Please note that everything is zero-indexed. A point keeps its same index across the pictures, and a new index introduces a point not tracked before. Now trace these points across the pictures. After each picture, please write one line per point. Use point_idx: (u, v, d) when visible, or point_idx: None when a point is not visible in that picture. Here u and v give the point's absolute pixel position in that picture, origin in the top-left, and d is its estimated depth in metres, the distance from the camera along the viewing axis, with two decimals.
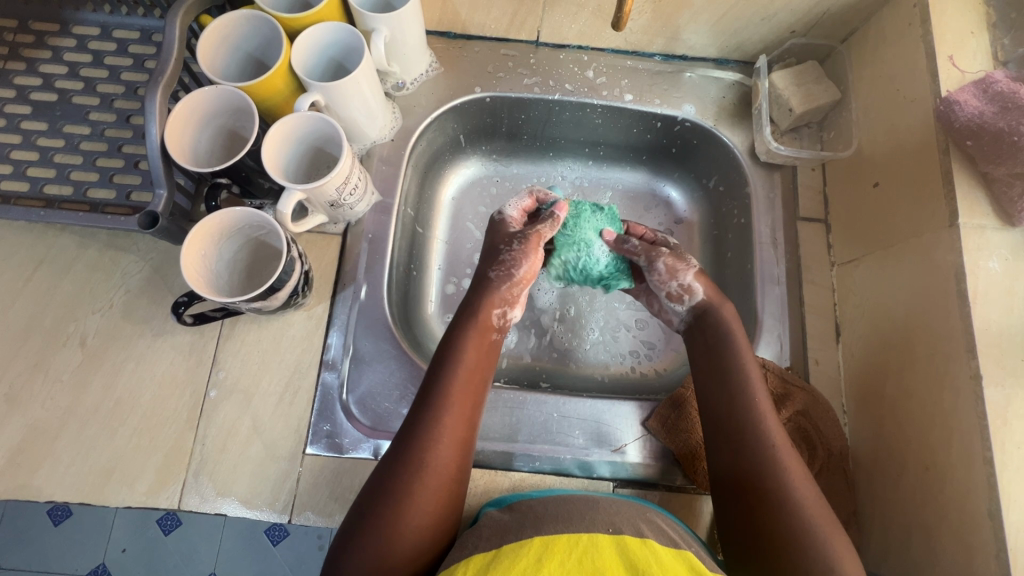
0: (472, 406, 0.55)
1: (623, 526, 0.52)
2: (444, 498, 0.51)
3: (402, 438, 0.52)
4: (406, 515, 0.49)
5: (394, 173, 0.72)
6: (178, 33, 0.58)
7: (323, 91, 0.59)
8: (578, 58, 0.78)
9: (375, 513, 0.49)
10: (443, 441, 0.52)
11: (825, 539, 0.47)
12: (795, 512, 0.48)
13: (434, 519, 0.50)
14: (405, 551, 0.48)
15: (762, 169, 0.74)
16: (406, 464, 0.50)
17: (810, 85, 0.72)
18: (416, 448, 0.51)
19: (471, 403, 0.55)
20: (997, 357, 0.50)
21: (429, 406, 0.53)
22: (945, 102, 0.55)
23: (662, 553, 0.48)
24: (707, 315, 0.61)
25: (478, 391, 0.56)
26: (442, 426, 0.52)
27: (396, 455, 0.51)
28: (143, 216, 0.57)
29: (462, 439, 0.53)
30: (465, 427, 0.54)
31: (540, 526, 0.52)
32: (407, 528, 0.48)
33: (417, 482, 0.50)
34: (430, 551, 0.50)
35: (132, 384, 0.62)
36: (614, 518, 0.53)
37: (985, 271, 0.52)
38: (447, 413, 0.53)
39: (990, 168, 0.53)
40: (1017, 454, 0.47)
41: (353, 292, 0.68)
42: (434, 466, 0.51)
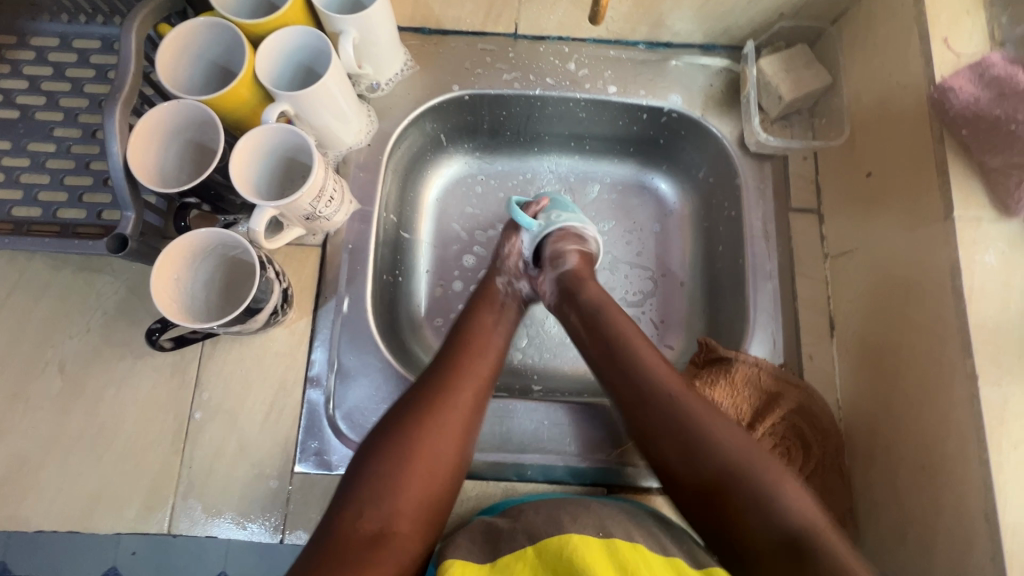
0: (492, 360, 0.61)
1: (613, 529, 0.52)
2: (462, 431, 0.55)
3: (426, 377, 0.58)
4: (426, 437, 0.53)
5: (372, 180, 0.70)
6: (135, 45, 0.55)
7: (291, 101, 0.57)
8: (559, 50, 0.75)
9: (389, 451, 0.52)
10: (464, 381, 0.58)
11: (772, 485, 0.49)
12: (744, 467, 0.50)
13: (451, 450, 0.54)
14: (422, 472, 0.52)
15: (752, 160, 0.72)
16: (430, 394, 0.56)
17: (799, 70, 0.70)
18: (440, 383, 0.57)
19: (492, 354, 0.62)
20: (994, 355, 0.48)
21: (452, 354, 0.60)
22: (939, 88, 0.53)
23: (652, 559, 0.49)
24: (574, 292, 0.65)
25: (498, 347, 0.63)
26: (464, 368, 0.59)
27: (419, 388, 0.57)
28: (111, 239, 0.55)
29: (482, 382, 0.59)
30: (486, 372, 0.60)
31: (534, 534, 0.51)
32: (425, 449, 0.52)
33: (438, 410, 0.55)
34: (443, 481, 0.53)
35: (114, 409, 0.61)
36: (605, 519, 0.54)
37: (982, 266, 0.50)
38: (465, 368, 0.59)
39: (986, 158, 0.51)
40: (1014, 454, 0.46)
41: (336, 305, 0.66)
42: (456, 401, 0.56)
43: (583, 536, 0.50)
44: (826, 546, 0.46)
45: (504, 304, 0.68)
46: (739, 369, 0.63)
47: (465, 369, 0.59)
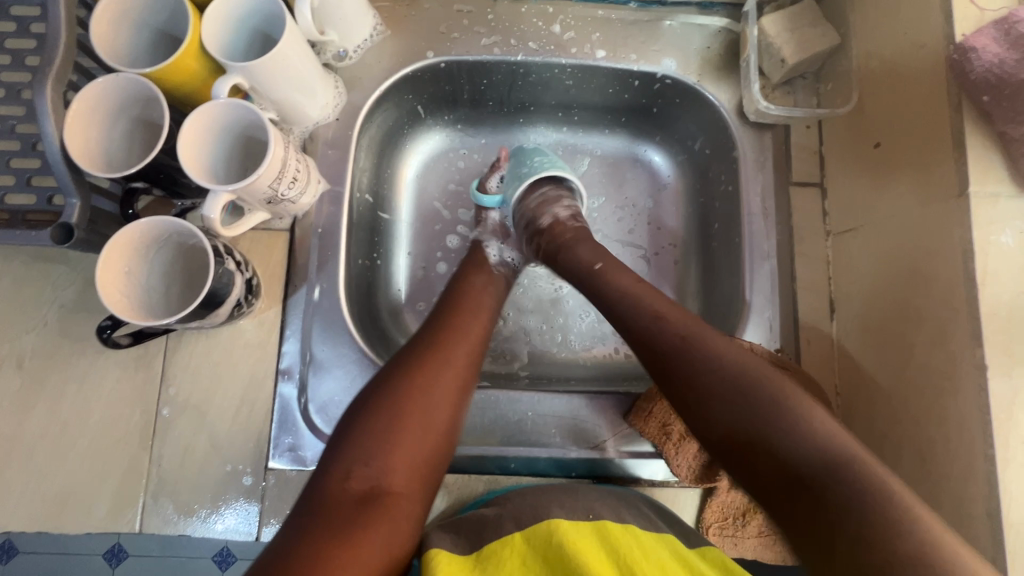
0: (482, 324, 0.58)
1: (604, 513, 0.51)
2: (452, 396, 0.51)
3: (415, 340, 0.55)
4: (414, 397, 0.50)
5: (342, 157, 0.65)
6: (64, 14, 0.50)
7: (244, 73, 0.52)
8: (542, 11, 0.69)
9: (376, 411, 0.49)
10: (453, 345, 0.54)
11: (797, 413, 0.44)
12: (749, 391, 0.46)
13: (440, 415, 0.50)
14: (411, 435, 0.48)
15: (752, 130, 0.67)
16: (418, 358, 0.52)
17: (804, 29, 0.64)
18: (429, 344, 0.54)
19: (483, 318, 0.58)
20: (1005, 344, 0.45)
21: (441, 317, 0.57)
22: (959, 49, 0.48)
23: (643, 536, 0.49)
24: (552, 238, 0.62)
25: (486, 312, 0.59)
26: (454, 330, 0.55)
27: (408, 351, 0.53)
28: (56, 229, 0.51)
29: (473, 345, 0.55)
30: (477, 335, 0.57)
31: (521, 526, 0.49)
32: (413, 413, 0.49)
33: (426, 371, 0.51)
34: (433, 447, 0.49)
35: (78, 406, 0.59)
36: (594, 503, 0.52)
37: (997, 247, 0.46)
38: (456, 333, 0.55)
39: (1008, 128, 0.46)
40: (1022, 449, 0.43)
41: (307, 293, 0.63)
42: (447, 363, 0.53)
43: (577, 524, 0.49)
44: (847, 480, 0.40)
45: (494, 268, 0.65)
46: None
47: (455, 331, 0.55)
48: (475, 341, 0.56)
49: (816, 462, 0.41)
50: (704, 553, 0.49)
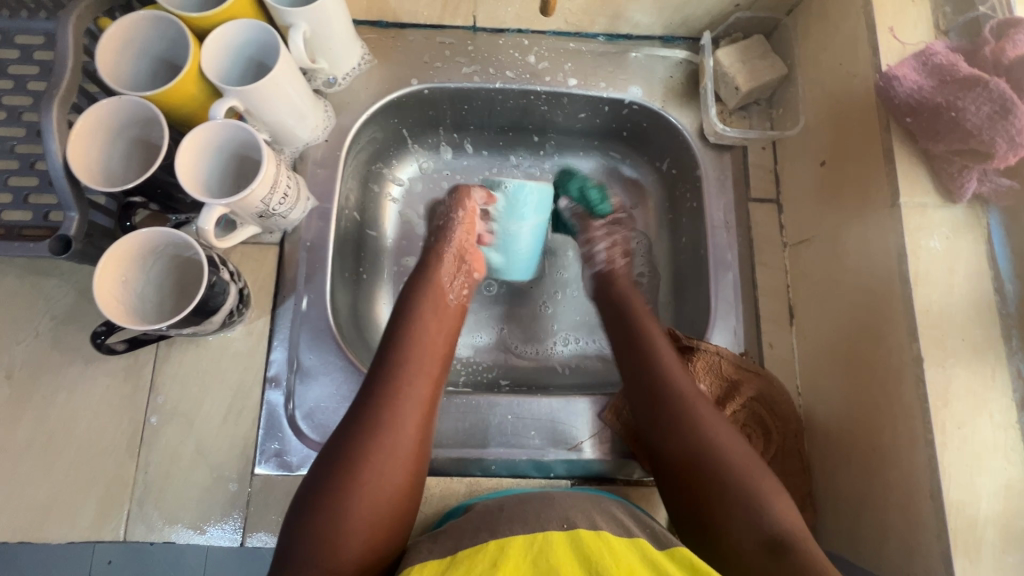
0: (432, 377, 0.55)
1: (577, 520, 0.48)
2: (400, 467, 0.49)
3: (357, 407, 0.51)
4: (359, 480, 0.47)
5: (331, 176, 0.69)
6: (72, 40, 0.54)
7: (240, 96, 0.56)
8: (518, 43, 0.75)
9: (350, 445, 0.48)
10: (400, 408, 0.51)
11: (766, 496, 0.49)
12: (725, 479, 0.50)
13: (390, 489, 0.48)
14: (360, 515, 0.46)
15: (712, 151, 0.73)
16: (361, 430, 0.49)
17: (755, 61, 0.70)
18: (373, 412, 0.50)
19: (430, 372, 0.55)
20: (939, 338, 0.49)
21: (385, 373, 0.53)
22: (885, 77, 0.54)
23: (615, 544, 0.45)
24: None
25: (434, 361, 0.56)
26: (401, 390, 0.52)
27: (349, 423, 0.50)
28: (53, 241, 0.53)
29: (420, 406, 0.52)
30: (424, 391, 0.53)
31: (495, 529, 0.48)
32: (358, 494, 0.46)
33: (373, 443, 0.49)
34: (386, 522, 0.47)
35: (66, 416, 0.60)
36: (569, 514, 0.49)
37: (928, 251, 0.51)
38: (416, 355, 0.55)
39: (930, 145, 0.52)
40: (958, 433, 0.47)
41: (295, 303, 0.65)
42: (390, 432, 0.49)
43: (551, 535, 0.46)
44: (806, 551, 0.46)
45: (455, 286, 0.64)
46: (701, 357, 0.64)
47: (401, 392, 0.52)
48: (421, 395, 0.53)
49: (777, 536, 0.47)
50: (673, 555, 0.45)
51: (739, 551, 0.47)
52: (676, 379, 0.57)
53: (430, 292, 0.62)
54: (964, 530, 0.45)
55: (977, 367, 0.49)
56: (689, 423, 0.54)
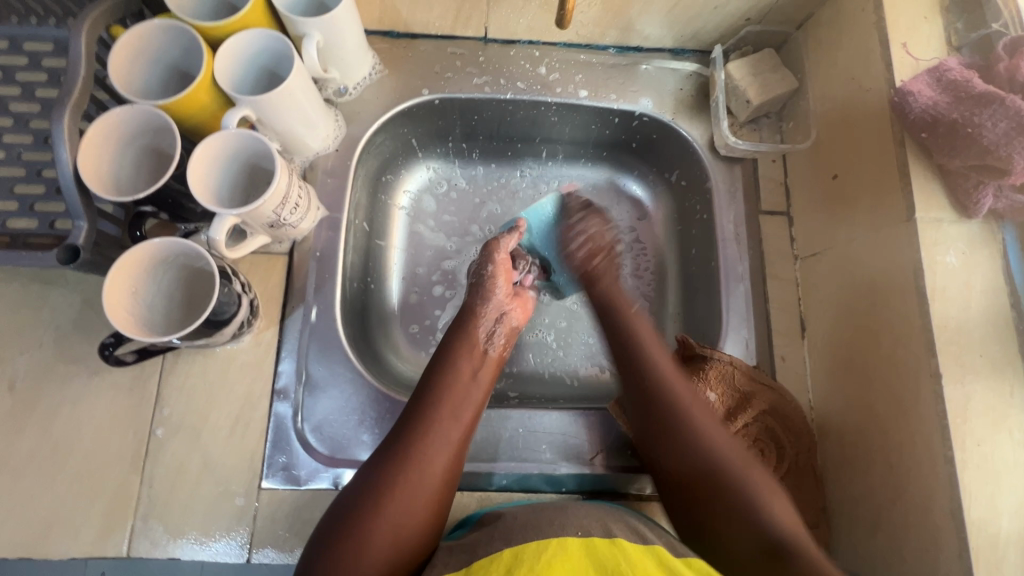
0: (467, 418, 0.55)
1: (592, 528, 0.48)
2: (427, 503, 0.49)
3: (390, 439, 0.52)
4: (385, 512, 0.47)
5: (341, 185, 0.69)
6: (85, 48, 0.53)
7: (253, 106, 0.55)
8: (529, 54, 0.75)
9: (384, 471, 0.49)
10: (432, 444, 0.51)
11: (761, 493, 0.51)
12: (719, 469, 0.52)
13: (416, 516, 0.48)
14: (381, 547, 0.46)
15: (723, 164, 0.73)
16: (393, 463, 0.50)
17: (765, 74, 0.71)
18: (406, 444, 0.51)
19: (467, 412, 0.55)
20: (957, 354, 0.49)
21: (421, 408, 0.54)
22: (899, 92, 0.54)
23: (630, 550, 0.45)
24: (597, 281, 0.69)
25: (470, 401, 0.56)
26: (433, 426, 0.52)
27: (380, 454, 0.51)
28: (61, 250, 0.52)
29: (452, 446, 0.52)
30: (457, 432, 0.53)
31: (510, 536, 0.47)
32: (384, 527, 0.46)
33: (403, 479, 0.49)
34: (404, 555, 0.47)
35: (69, 428, 0.59)
36: (583, 522, 0.48)
37: (944, 267, 0.51)
38: (454, 390, 0.56)
39: (946, 160, 0.52)
40: (977, 450, 0.47)
41: (303, 314, 0.64)
42: (421, 467, 0.50)
43: (561, 541, 0.45)
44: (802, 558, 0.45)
45: (500, 320, 0.64)
46: (714, 366, 0.63)
47: (434, 429, 0.52)
48: (454, 435, 0.53)
49: (775, 542, 0.47)
50: (689, 562, 0.45)
51: (732, 549, 0.50)
52: (655, 371, 0.59)
53: (470, 325, 0.63)
54: (985, 549, 0.45)
55: (996, 383, 0.48)
56: (681, 417, 0.56)
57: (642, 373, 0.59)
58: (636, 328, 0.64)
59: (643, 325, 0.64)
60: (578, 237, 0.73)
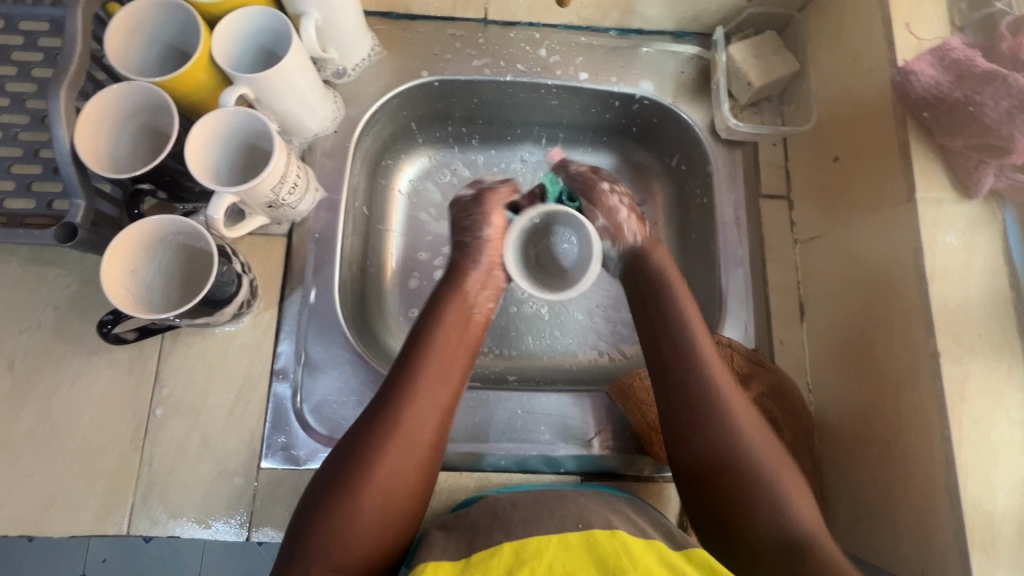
0: (453, 380, 0.54)
1: (593, 522, 0.47)
2: (413, 467, 0.49)
3: (373, 406, 0.51)
4: (371, 479, 0.47)
5: (340, 167, 0.68)
6: (81, 24, 0.53)
7: (251, 84, 0.55)
8: (529, 36, 0.74)
9: (369, 437, 0.49)
10: (414, 408, 0.51)
11: (788, 501, 0.48)
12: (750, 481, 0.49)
13: (404, 482, 0.48)
14: (370, 518, 0.46)
15: (723, 147, 0.72)
16: (378, 430, 0.49)
17: (767, 57, 0.70)
18: (389, 411, 0.50)
19: (450, 375, 0.54)
20: (955, 334, 0.49)
21: (403, 373, 0.52)
22: (901, 72, 0.54)
23: (633, 545, 0.44)
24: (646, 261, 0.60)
25: (451, 362, 0.54)
26: (416, 391, 0.51)
27: (364, 422, 0.50)
28: (59, 229, 0.52)
29: (434, 407, 0.51)
30: (442, 395, 0.52)
31: (509, 529, 0.47)
32: (371, 493, 0.47)
33: (387, 445, 0.49)
34: (394, 519, 0.48)
35: (68, 407, 0.59)
36: (584, 514, 0.48)
37: (943, 247, 0.51)
38: (438, 354, 0.54)
39: (947, 141, 0.52)
40: (974, 429, 0.47)
41: (302, 295, 0.64)
42: (405, 433, 0.49)
43: (562, 539, 0.44)
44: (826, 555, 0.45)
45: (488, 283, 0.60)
46: None
47: (417, 394, 0.51)
48: (437, 397, 0.52)
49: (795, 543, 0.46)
50: (690, 555, 0.44)
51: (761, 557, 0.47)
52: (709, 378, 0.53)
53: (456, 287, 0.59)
54: (981, 527, 0.45)
55: (994, 363, 0.48)
56: (718, 426, 0.51)
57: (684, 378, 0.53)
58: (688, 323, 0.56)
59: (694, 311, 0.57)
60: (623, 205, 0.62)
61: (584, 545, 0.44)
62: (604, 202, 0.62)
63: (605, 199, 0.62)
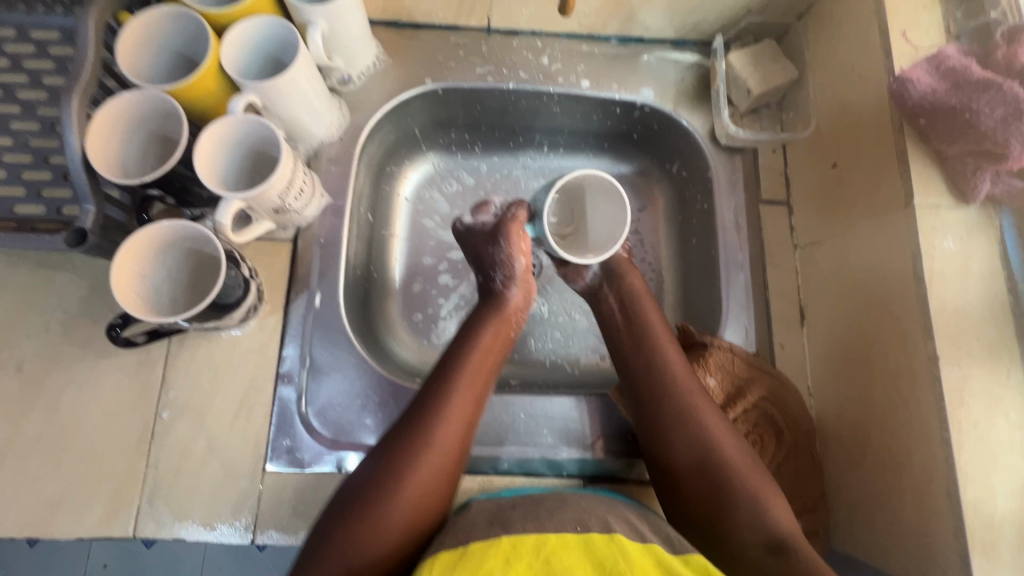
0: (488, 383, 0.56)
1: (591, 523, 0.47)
2: (455, 460, 0.51)
3: (420, 400, 0.54)
4: (417, 466, 0.49)
5: (345, 173, 0.69)
6: (93, 34, 0.54)
7: (258, 91, 0.56)
8: (532, 44, 0.75)
9: (409, 426, 0.52)
10: (460, 402, 0.53)
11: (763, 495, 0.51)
12: (715, 453, 0.53)
13: (438, 472, 0.50)
14: (406, 504, 0.48)
15: (723, 153, 0.73)
16: (417, 419, 0.52)
17: (766, 64, 0.71)
18: (436, 403, 0.53)
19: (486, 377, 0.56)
20: (954, 338, 0.50)
21: (449, 370, 0.56)
22: (898, 79, 0.54)
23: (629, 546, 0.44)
24: (621, 276, 0.67)
25: (494, 365, 0.58)
26: (461, 388, 0.54)
27: (411, 414, 0.53)
28: (69, 233, 0.53)
29: (477, 406, 0.55)
30: (477, 394, 0.55)
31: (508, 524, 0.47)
32: (408, 479, 0.48)
33: (425, 434, 0.51)
34: (432, 509, 0.49)
35: (75, 411, 0.59)
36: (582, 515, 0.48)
37: (942, 251, 0.52)
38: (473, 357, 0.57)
39: (943, 146, 0.53)
40: (973, 432, 0.48)
41: (307, 300, 0.65)
42: (449, 424, 0.52)
43: (560, 537, 0.44)
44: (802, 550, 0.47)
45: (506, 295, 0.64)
46: (713, 354, 0.64)
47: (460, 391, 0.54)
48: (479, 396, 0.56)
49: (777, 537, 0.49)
50: (687, 560, 0.44)
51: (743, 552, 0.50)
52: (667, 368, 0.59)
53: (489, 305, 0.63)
54: (981, 529, 0.46)
55: (992, 367, 0.49)
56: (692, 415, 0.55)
57: (649, 375, 0.59)
58: (649, 323, 0.63)
59: (656, 315, 0.64)
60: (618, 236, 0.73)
61: (579, 542, 0.44)
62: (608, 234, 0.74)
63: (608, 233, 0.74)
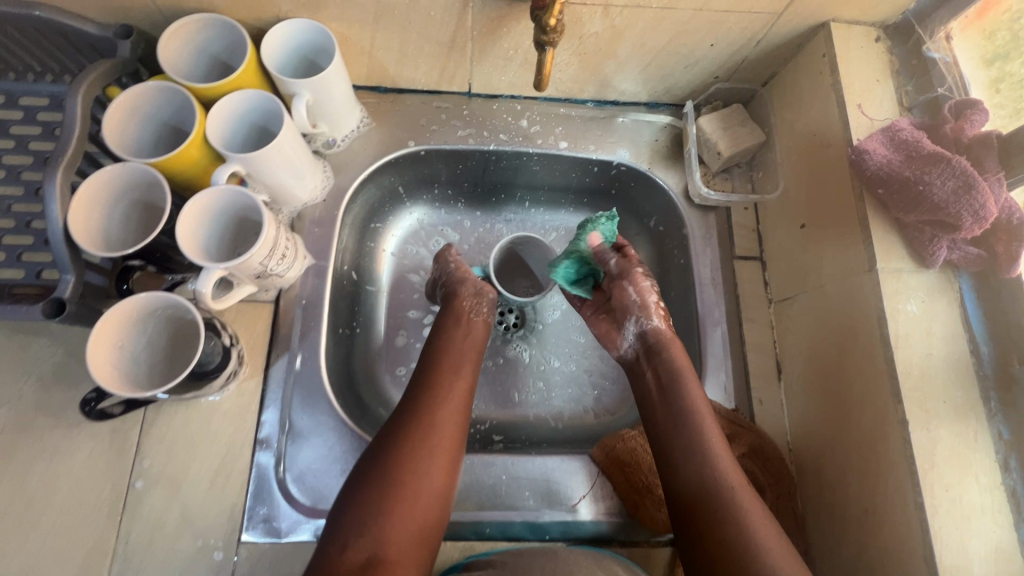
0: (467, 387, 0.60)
1: None
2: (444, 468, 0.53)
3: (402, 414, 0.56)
4: (407, 477, 0.51)
5: (328, 235, 0.70)
6: (81, 110, 0.55)
7: (242, 162, 0.57)
8: (511, 108, 0.78)
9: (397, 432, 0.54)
10: (443, 411, 0.56)
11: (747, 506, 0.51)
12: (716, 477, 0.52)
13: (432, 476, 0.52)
14: (404, 506, 0.50)
15: (698, 211, 0.76)
16: (409, 424, 0.54)
17: (735, 128, 0.75)
18: (418, 415, 0.55)
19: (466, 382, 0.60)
20: (922, 401, 0.51)
21: (430, 379, 0.59)
22: (855, 150, 0.57)
23: None
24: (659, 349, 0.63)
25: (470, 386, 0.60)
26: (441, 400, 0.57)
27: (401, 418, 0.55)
28: (47, 304, 0.53)
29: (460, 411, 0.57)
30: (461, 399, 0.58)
31: None
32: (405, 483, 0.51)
33: (417, 440, 0.53)
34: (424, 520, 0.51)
35: (45, 482, 0.58)
36: None
37: (906, 314, 0.54)
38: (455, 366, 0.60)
39: (901, 216, 0.55)
40: (946, 496, 0.48)
41: (288, 362, 0.65)
42: (436, 430, 0.54)
43: None
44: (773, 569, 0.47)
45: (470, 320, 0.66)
46: None
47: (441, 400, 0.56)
48: (459, 414, 0.57)
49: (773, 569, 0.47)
50: None
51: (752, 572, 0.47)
52: (699, 418, 0.57)
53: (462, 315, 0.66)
54: None
55: (959, 428, 0.50)
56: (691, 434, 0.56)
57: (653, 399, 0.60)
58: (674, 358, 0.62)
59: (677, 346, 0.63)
60: (653, 286, 0.67)
61: None
62: (638, 283, 0.67)
63: (639, 280, 0.67)
